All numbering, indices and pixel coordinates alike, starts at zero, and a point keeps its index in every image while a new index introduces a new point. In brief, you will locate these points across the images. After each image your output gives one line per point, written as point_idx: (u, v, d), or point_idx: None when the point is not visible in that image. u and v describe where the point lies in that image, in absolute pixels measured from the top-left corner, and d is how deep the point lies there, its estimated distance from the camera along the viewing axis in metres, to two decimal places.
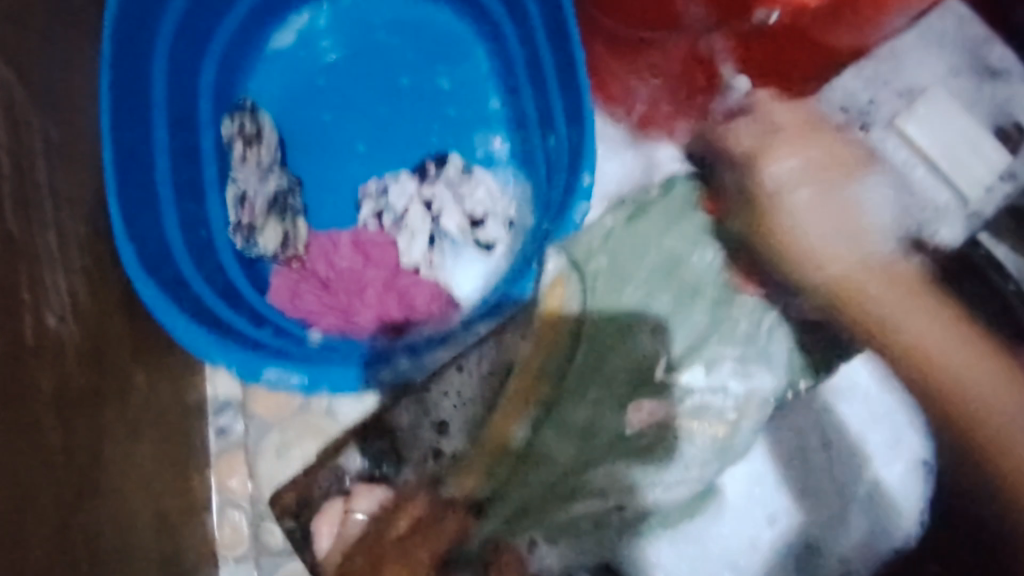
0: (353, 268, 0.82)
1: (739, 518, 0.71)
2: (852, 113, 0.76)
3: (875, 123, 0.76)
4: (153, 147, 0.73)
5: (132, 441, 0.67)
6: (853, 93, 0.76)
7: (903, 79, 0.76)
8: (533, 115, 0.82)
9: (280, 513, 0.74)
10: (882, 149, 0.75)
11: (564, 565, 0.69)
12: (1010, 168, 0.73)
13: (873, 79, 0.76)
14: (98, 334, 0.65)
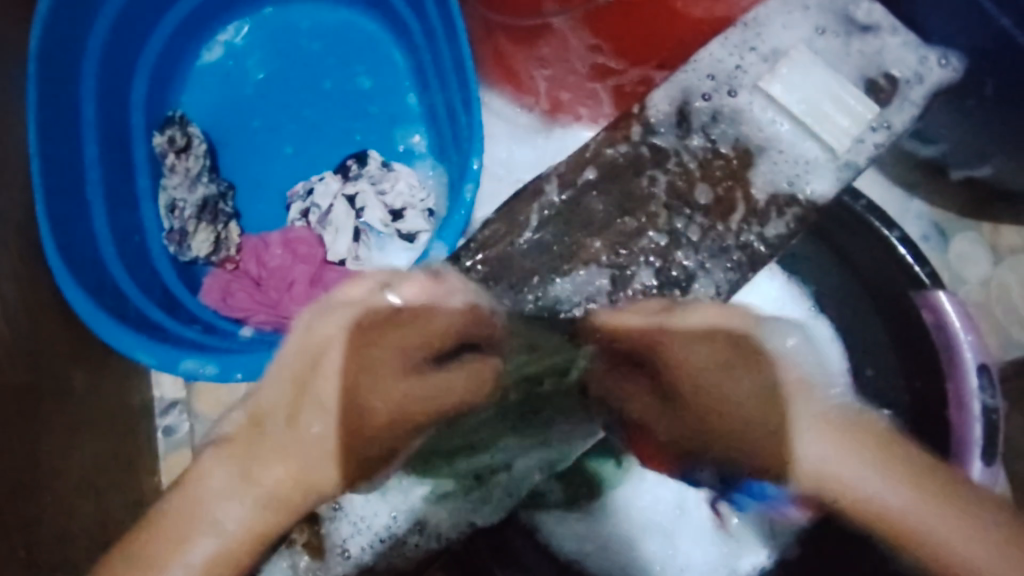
0: (281, 265, 0.83)
1: (660, 481, 0.76)
2: (718, 81, 0.68)
3: (743, 85, 0.68)
4: (84, 162, 0.79)
5: (72, 439, 0.73)
6: (718, 59, 0.68)
7: (768, 40, 0.68)
8: (442, 107, 0.85)
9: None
10: (748, 112, 0.67)
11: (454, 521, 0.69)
12: (882, 117, 0.66)
13: (732, 40, 0.68)
14: (32, 338, 0.71)
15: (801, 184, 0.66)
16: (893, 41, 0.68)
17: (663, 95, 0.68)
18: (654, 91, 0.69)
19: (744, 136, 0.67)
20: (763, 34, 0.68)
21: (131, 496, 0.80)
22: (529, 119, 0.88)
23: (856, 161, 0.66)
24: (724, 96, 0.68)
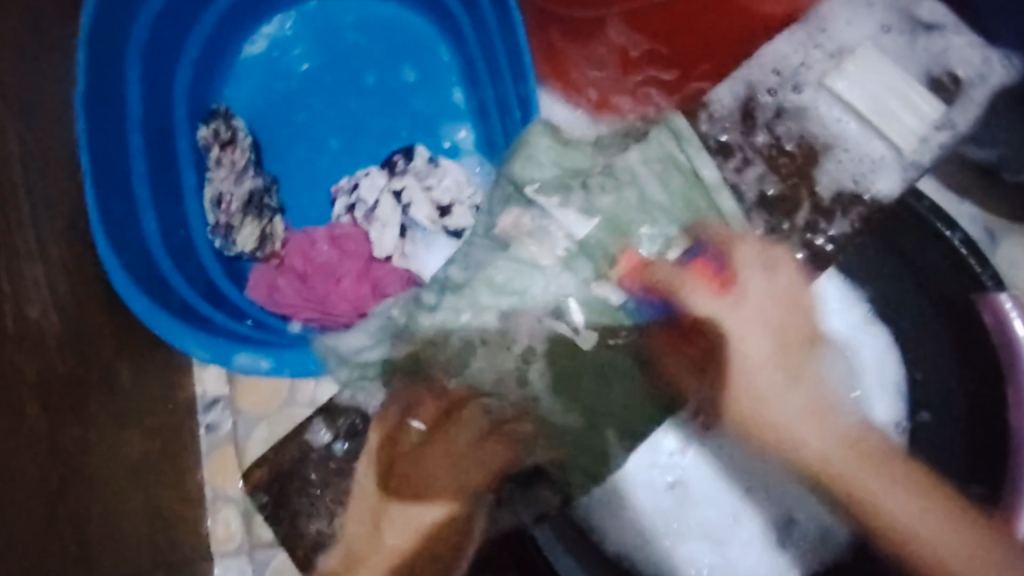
0: (329, 261, 0.83)
1: (702, 505, 0.72)
2: (783, 75, 0.71)
3: (808, 82, 0.70)
4: (130, 152, 0.78)
5: (119, 434, 0.72)
6: (784, 55, 0.71)
7: (833, 38, 0.71)
8: (492, 101, 0.85)
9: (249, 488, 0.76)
10: (813, 108, 0.70)
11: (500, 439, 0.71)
12: (944, 115, 0.68)
13: (800, 36, 0.71)
14: (80, 327, 0.70)
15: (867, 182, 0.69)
16: (958, 41, 0.69)
17: (725, 89, 0.72)
18: (716, 90, 0.73)
19: (808, 134, 0.70)
20: (828, 36, 0.71)
21: (176, 492, 0.79)
22: (575, 116, 0.81)
23: (921, 160, 0.68)
24: (789, 92, 0.71)
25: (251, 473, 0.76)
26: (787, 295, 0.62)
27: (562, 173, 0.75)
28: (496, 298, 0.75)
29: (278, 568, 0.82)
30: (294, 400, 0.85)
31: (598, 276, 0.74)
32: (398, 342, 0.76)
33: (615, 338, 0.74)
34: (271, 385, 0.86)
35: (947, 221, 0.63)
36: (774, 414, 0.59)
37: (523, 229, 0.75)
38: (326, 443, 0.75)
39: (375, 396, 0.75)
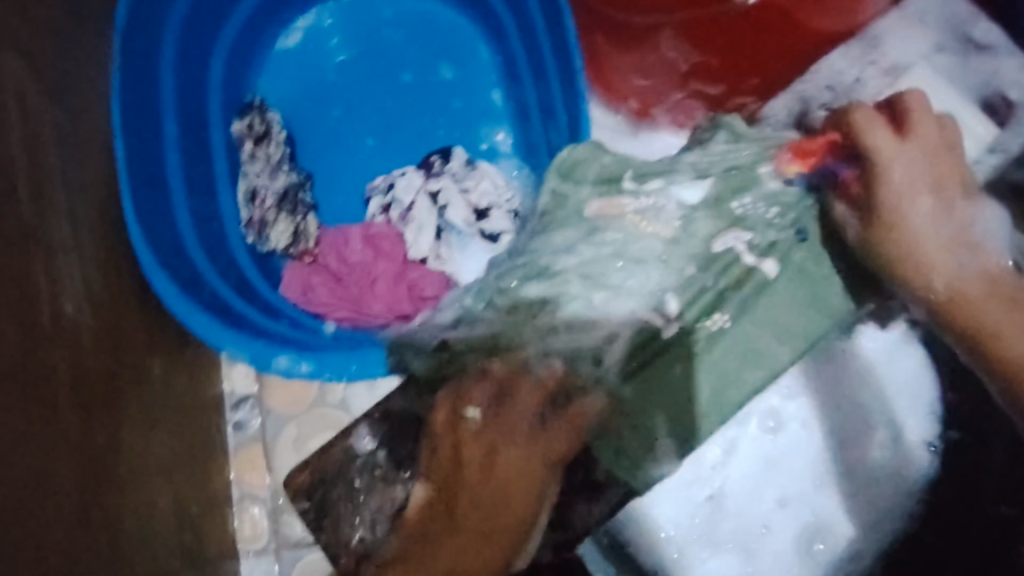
0: (363, 260, 0.82)
1: (749, 495, 0.71)
2: (836, 91, 0.71)
3: (862, 97, 0.69)
4: (165, 142, 0.77)
5: (149, 432, 0.70)
6: (838, 70, 0.71)
7: (888, 56, 0.70)
8: (534, 103, 0.84)
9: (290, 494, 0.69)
10: None
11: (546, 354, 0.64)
12: (998, 140, 0.65)
13: (855, 52, 0.71)
14: (113, 323, 0.68)
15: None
16: (1010, 63, 0.69)
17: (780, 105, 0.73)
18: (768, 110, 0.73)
19: None
20: (883, 52, 0.71)
21: (204, 491, 0.78)
22: (614, 122, 0.85)
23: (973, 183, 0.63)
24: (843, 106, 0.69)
25: (293, 477, 0.70)
26: (938, 145, 0.60)
27: (599, 190, 0.68)
28: (587, 287, 0.65)
29: (307, 568, 0.80)
30: (325, 400, 0.83)
31: (676, 264, 0.65)
32: (477, 325, 0.67)
33: (709, 321, 0.63)
34: (302, 385, 0.84)
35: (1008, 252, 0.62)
36: (910, 193, 0.59)
37: (618, 211, 0.66)
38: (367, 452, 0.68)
39: (479, 331, 0.67)
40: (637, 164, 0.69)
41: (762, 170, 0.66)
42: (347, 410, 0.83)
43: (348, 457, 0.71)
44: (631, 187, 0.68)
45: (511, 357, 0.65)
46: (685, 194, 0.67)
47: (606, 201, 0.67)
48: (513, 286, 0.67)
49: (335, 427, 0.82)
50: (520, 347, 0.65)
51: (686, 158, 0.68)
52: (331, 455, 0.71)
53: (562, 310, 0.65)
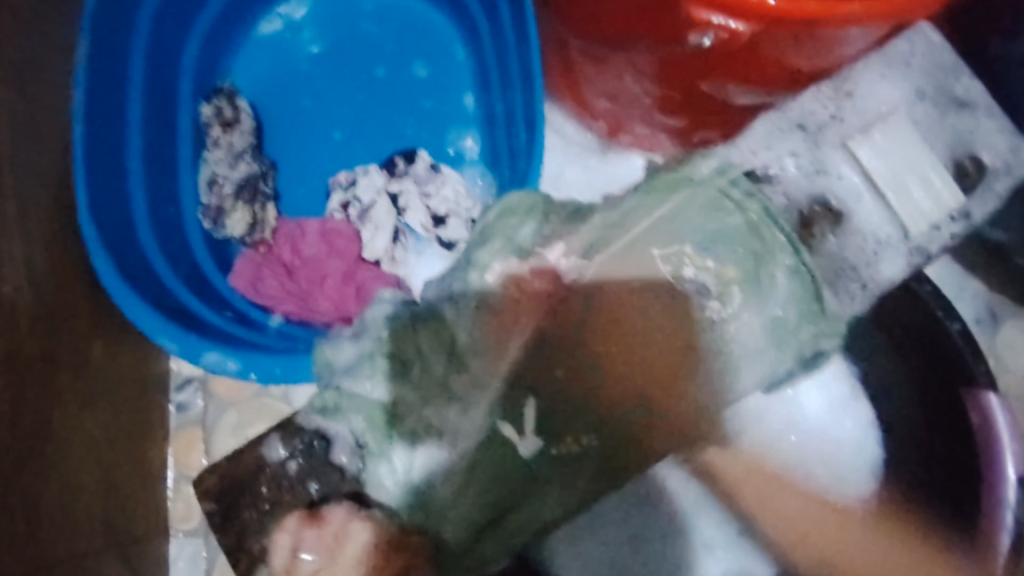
0: (317, 255, 0.82)
1: None
2: (808, 131, 0.64)
3: (829, 141, 0.64)
4: (127, 124, 0.77)
5: (84, 411, 0.72)
6: (809, 110, 0.64)
7: (863, 100, 0.64)
8: (501, 112, 0.83)
9: (200, 495, 0.62)
10: (832, 173, 0.63)
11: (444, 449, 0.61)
12: (962, 207, 0.63)
13: (826, 92, 0.65)
14: (54, 303, 0.69)
15: (868, 266, 0.63)
16: (988, 124, 0.64)
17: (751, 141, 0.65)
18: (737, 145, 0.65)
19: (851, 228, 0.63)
20: (846, 108, 0.64)
21: (138, 469, 0.79)
22: (587, 140, 0.87)
23: (927, 248, 0.63)
24: (808, 149, 0.64)
25: (200, 478, 0.62)
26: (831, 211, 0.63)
27: (506, 253, 0.64)
28: (481, 339, 0.62)
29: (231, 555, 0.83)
30: (267, 390, 0.85)
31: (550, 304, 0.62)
32: (350, 345, 0.68)
33: (571, 441, 0.62)
34: None
35: (948, 311, 0.69)
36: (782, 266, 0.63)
37: (513, 274, 0.63)
38: (280, 459, 0.62)
39: (350, 351, 0.66)
40: (547, 229, 0.65)
41: (686, 245, 0.61)
42: (288, 402, 0.84)
43: (257, 461, 0.62)
44: (539, 248, 0.64)
45: (393, 428, 0.62)
46: (569, 269, 0.62)
47: (511, 263, 0.63)
48: (407, 317, 0.66)
49: (274, 419, 0.84)
50: (407, 389, 0.63)
51: (626, 203, 0.64)
52: (244, 453, 0.62)
53: (456, 362, 0.63)
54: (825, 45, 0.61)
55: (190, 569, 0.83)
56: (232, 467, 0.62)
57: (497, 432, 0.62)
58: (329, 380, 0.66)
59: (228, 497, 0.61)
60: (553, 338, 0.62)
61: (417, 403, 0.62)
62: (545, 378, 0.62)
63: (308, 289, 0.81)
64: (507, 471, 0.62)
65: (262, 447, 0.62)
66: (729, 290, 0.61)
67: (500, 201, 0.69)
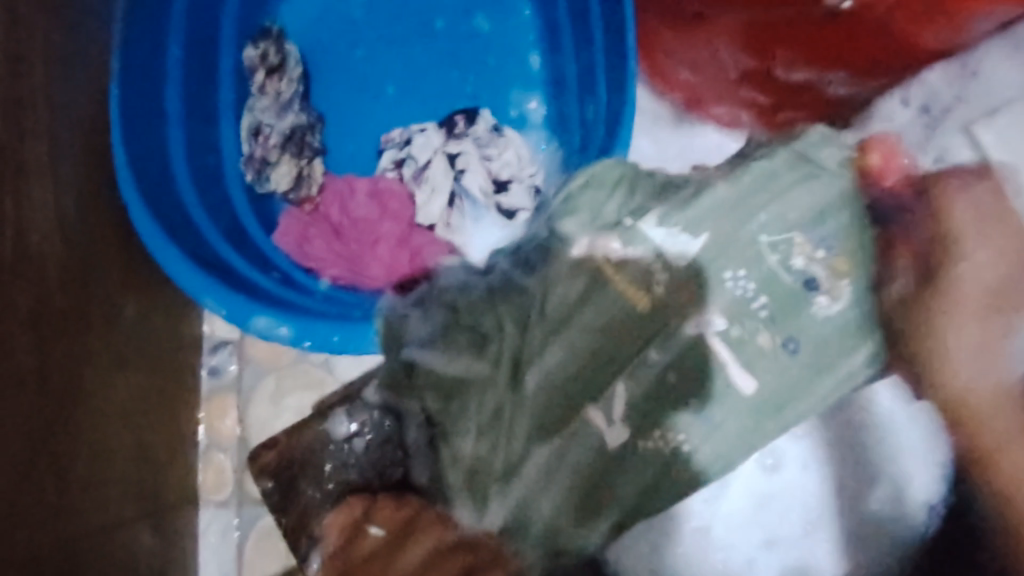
0: (368, 216, 0.77)
1: None
2: (931, 114, 0.67)
3: (950, 125, 0.65)
4: (167, 64, 0.70)
5: (118, 372, 0.66)
6: (934, 91, 0.67)
7: (984, 82, 0.64)
8: (573, 74, 0.77)
9: (257, 472, 0.69)
10: (949, 150, 0.64)
11: (533, 430, 0.59)
12: None
13: (952, 70, 0.65)
14: (87, 255, 0.63)
15: None
16: None
17: (879, 129, 0.69)
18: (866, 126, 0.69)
19: None
20: (971, 89, 0.65)
21: (168, 435, 0.74)
22: (658, 109, 0.81)
23: None
24: (929, 133, 0.66)
25: (259, 455, 0.69)
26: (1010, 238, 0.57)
27: (595, 225, 0.62)
28: (590, 313, 0.60)
29: (264, 528, 0.78)
30: (307, 356, 0.80)
31: (648, 283, 0.60)
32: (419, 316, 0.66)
33: (660, 436, 0.57)
34: None
35: None
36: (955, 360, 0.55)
37: (609, 252, 0.61)
38: (347, 436, 0.67)
39: (422, 325, 0.65)
40: (634, 203, 0.63)
41: (797, 233, 0.59)
42: (329, 370, 0.79)
43: (322, 437, 0.68)
44: (631, 219, 0.61)
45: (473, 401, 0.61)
46: (674, 244, 0.60)
47: (603, 237, 0.61)
48: (497, 280, 0.65)
49: (315, 388, 0.79)
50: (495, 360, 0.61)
51: (735, 180, 0.61)
52: (306, 430, 0.69)
53: (554, 333, 0.60)
54: (954, 23, 0.57)
55: (219, 543, 0.78)
56: (290, 445, 0.68)
57: (591, 411, 0.58)
58: (396, 350, 0.65)
59: (290, 474, 0.67)
60: (656, 309, 0.59)
61: (505, 382, 0.60)
62: (641, 358, 0.58)
63: (359, 253, 0.75)
64: (598, 460, 0.58)
65: (330, 422, 0.68)
66: (837, 280, 0.59)
67: (585, 169, 0.66)
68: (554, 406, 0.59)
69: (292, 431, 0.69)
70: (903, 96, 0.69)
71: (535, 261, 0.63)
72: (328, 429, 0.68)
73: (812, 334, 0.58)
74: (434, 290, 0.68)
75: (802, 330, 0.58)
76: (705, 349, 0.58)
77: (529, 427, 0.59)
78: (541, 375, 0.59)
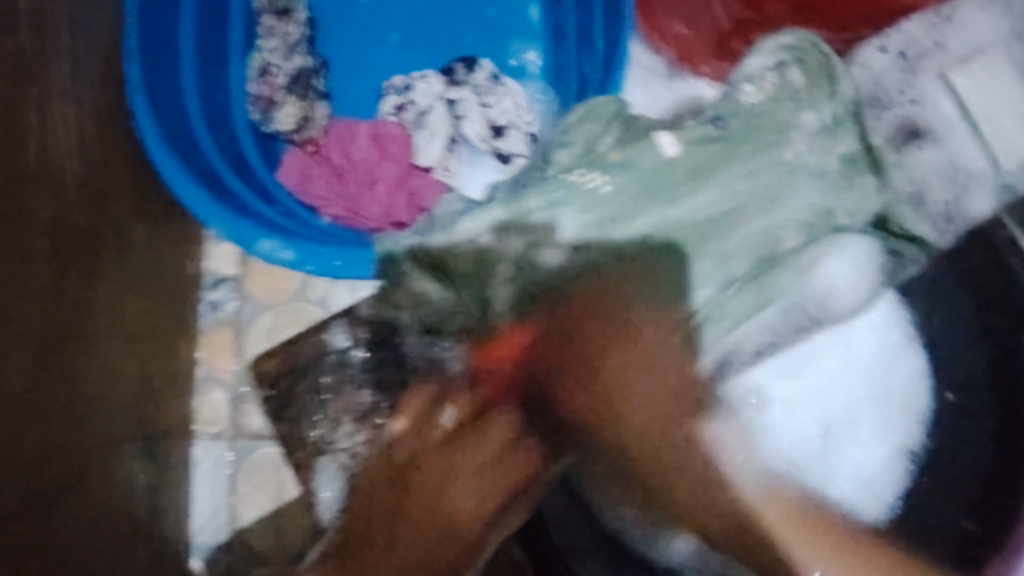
0: (366, 158, 0.79)
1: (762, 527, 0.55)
2: (908, 58, 0.68)
3: (927, 69, 0.67)
4: (181, 3, 0.72)
5: (123, 295, 0.68)
6: (913, 38, 0.68)
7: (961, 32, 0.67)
8: (572, 27, 0.80)
9: (258, 377, 0.80)
10: (926, 97, 0.66)
11: (524, 359, 0.59)
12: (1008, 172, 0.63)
13: (928, 18, 0.68)
14: (102, 177, 0.65)
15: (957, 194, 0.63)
16: None
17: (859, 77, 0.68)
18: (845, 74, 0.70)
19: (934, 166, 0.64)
20: (948, 35, 0.67)
21: (169, 365, 0.76)
22: (653, 62, 0.82)
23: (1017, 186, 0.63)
24: (907, 78, 0.67)
25: (260, 363, 0.81)
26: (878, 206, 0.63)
27: (586, 154, 0.64)
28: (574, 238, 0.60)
29: (257, 461, 0.80)
30: (304, 294, 0.83)
31: (632, 212, 0.61)
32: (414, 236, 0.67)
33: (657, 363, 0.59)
34: (284, 276, 0.83)
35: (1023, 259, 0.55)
36: (824, 267, 0.62)
37: (586, 180, 0.61)
38: (343, 348, 0.78)
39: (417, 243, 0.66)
40: (626, 137, 0.64)
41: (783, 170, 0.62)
42: (324, 307, 0.82)
43: (319, 349, 0.79)
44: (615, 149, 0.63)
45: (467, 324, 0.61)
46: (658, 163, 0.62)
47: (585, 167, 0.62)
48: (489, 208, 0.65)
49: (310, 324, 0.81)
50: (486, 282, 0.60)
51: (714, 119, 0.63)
52: (305, 342, 0.80)
53: (534, 253, 0.60)
54: None
55: (213, 474, 0.80)
56: (288, 354, 0.80)
57: (584, 330, 0.59)
58: (395, 270, 0.64)
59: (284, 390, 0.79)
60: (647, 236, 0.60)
61: (486, 303, 0.60)
62: (636, 289, 0.60)
63: (360, 193, 0.78)
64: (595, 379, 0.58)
65: (326, 334, 0.79)
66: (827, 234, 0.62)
67: (584, 103, 0.68)
68: (558, 334, 0.59)
69: (293, 342, 0.81)
70: (881, 44, 0.69)
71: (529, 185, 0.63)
72: (325, 340, 0.79)
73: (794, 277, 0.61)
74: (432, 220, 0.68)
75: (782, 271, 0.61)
76: (702, 272, 0.60)
77: (519, 359, 0.59)
78: (530, 298, 0.60)
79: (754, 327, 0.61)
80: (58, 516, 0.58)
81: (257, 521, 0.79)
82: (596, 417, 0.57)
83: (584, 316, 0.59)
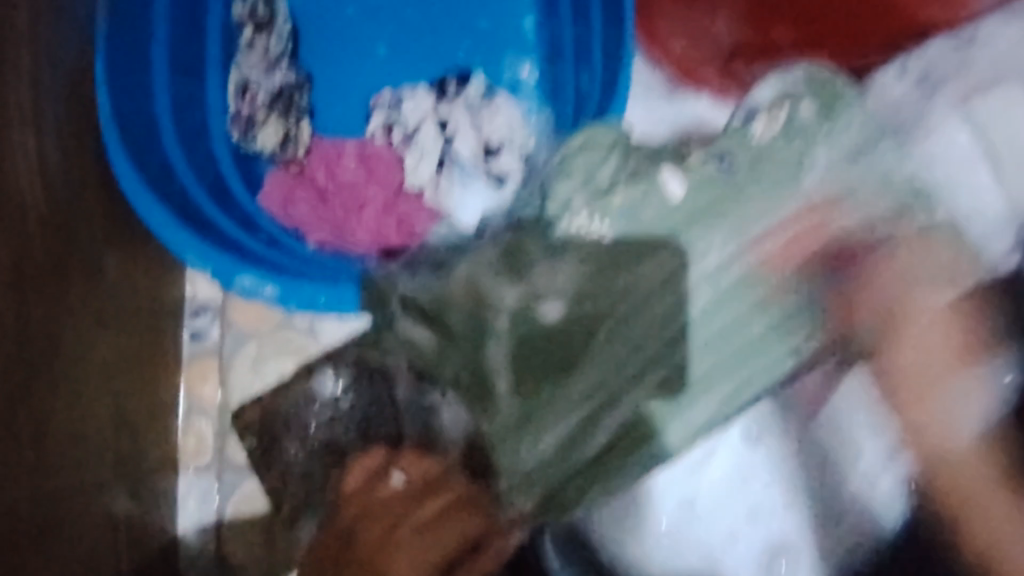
0: (354, 181, 0.75)
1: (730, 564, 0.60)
2: (926, 83, 0.64)
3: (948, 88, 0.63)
4: (153, 16, 0.68)
5: (93, 330, 0.64)
6: (934, 62, 0.65)
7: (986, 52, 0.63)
8: (569, 40, 0.76)
9: (241, 430, 0.72)
10: (942, 125, 0.61)
11: (523, 415, 0.57)
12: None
13: (949, 43, 0.65)
14: (68, 206, 0.61)
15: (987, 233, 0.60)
16: None
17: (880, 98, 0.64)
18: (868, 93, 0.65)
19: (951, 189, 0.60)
20: (974, 54, 0.63)
21: (148, 398, 0.73)
22: (651, 78, 0.80)
23: None
24: (924, 104, 0.63)
25: (242, 413, 0.72)
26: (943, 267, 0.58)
27: (587, 187, 0.59)
28: (570, 285, 0.58)
29: (245, 495, 0.77)
30: (291, 323, 0.79)
31: (634, 259, 0.58)
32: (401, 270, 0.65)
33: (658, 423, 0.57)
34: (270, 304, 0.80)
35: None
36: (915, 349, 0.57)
37: (586, 221, 0.58)
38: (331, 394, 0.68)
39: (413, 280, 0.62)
40: (629, 167, 0.60)
41: (799, 205, 0.58)
42: (313, 337, 0.78)
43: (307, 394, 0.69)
44: (619, 187, 0.59)
45: (467, 379, 0.58)
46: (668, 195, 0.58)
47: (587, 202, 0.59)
48: (479, 242, 0.63)
49: (299, 354, 0.78)
50: (483, 329, 0.58)
51: (725, 143, 0.60)
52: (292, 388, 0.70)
53: (531, 299, 0.58)
54: None
55: (199, 509, 0.77)
56: (275, 400, 0.71)
57: (583, 385, 0.57)
58: (384, 310, 0.62)
59: (269, 431, 0.70)
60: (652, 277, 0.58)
61: (483, 355, 0.58)
62: (634, 348, 0.57)
63: (348, 217, 0.74)
64: (591, 435, 0.57)
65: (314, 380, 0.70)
66: (856, 287, 0.58)
67: (582, 130, 0.62)
68: (555, 396, 0.57)
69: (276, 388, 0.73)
70: (898, 71, 0.66)
71: (524, 223, 0.61)
72: (312, 388, 0.69)
73: (803, 320, 0.58)
74: (426, 253, 0.66)
75: (791, 324, 0.58)
76: (711, 321, 0.57)
77: (515, 415, 0.57)
78: (528, 348, 0.57)
79: (763, 375, 0.58)
80: (29, 571, 0.55)
81: (246, 555, 0.77)
82: (566, 481, 0.57)
83: (582, 374, 0.57)
